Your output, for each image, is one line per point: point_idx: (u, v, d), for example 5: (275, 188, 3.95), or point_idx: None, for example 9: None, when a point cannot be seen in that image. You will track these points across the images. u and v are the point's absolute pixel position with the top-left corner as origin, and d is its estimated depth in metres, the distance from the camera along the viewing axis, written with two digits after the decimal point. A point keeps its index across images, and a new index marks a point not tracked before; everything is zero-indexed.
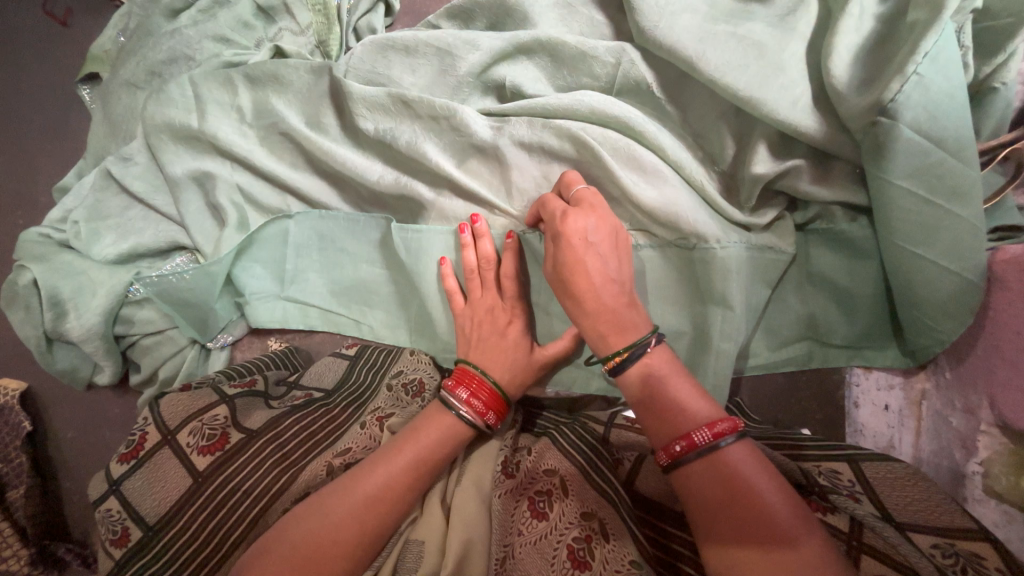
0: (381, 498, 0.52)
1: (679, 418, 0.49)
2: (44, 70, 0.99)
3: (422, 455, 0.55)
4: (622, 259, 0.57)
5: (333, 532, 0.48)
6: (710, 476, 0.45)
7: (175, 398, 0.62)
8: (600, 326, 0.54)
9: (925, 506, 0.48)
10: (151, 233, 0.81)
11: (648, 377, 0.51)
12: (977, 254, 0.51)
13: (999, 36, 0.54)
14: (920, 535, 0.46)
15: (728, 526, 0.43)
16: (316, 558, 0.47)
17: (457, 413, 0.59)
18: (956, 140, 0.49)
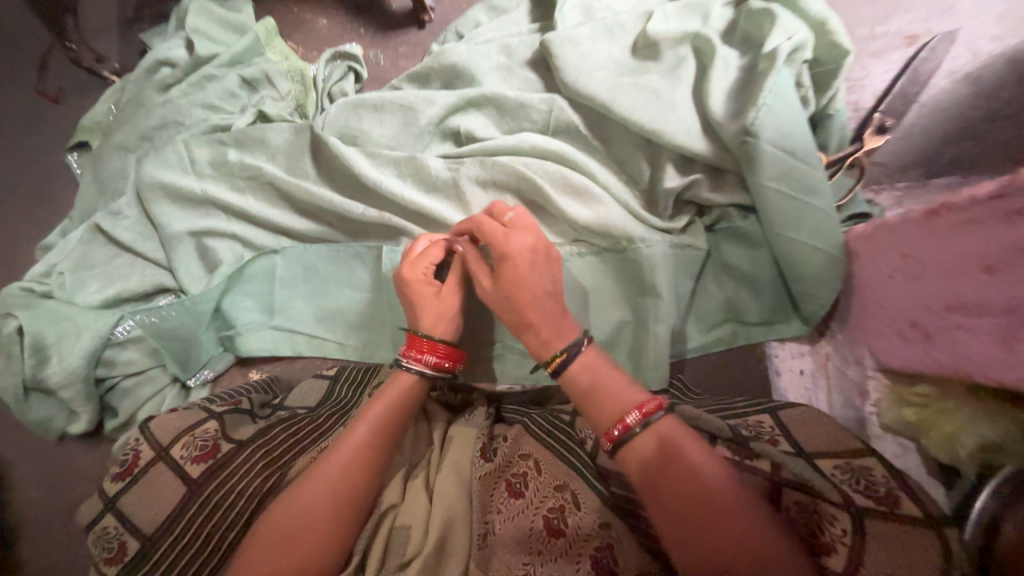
0: (344, 482, 0.58)
1: (613, 406, 0.58)
2: (34, 143, 1.07)
3: (377, 429, 0.62)
4: (554, 278, 0.67)
5: (309, 506, 0.55)
6: (648, 448, 0.54)
7: (163, 418, 0.65)
8: (540, 338, 0.63)
9: (828, 436, 0.59)
10: (137, 278, 0.87)
11: (585, 375, 0.60)
12: (834, 234, 0.65)
13: (828, 78, 0.74)
14: (825, 457, 0.58)
15: (667, 492, 0.51)
16: (297, 529, 0.54)
17: (415, 370, 0.67)
18: (804, 151, 0.66)
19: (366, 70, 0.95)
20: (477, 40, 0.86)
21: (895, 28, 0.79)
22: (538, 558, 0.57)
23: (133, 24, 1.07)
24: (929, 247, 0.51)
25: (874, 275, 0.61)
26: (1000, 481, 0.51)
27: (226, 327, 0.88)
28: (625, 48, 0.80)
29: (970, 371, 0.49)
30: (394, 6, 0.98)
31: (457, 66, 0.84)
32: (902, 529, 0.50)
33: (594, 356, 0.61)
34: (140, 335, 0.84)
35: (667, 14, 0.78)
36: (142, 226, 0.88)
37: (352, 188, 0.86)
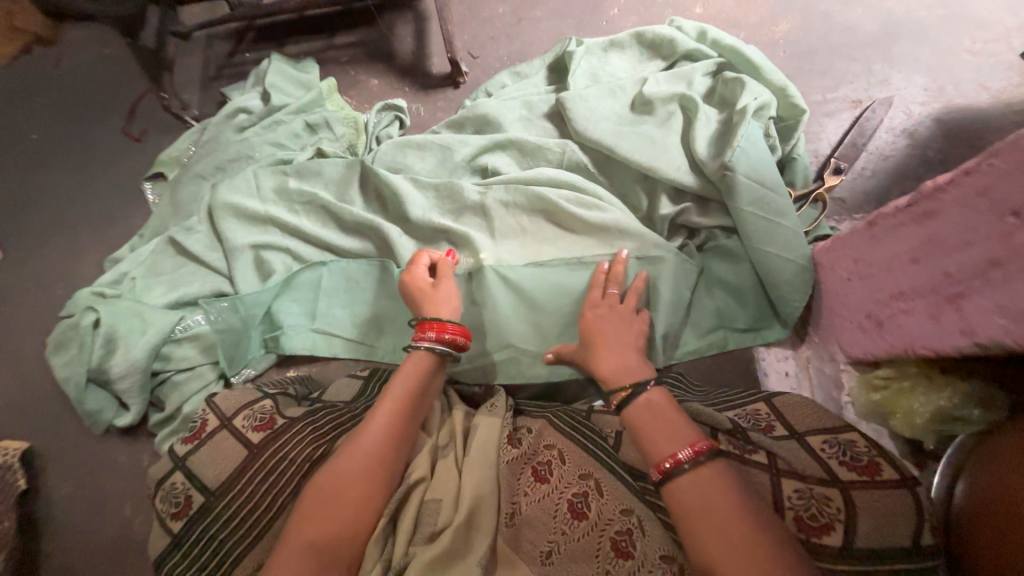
0: (377, 459, 0.65)
1: (670, 438, 0.58)
2: (118, 175, 1.26)
3: (404, 398, 0.71)
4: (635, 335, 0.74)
5: (357, 462, 0.64)
6: (695, 486, 0.55)
7: (228, 395, 0.78)
8: (610, 351, 0.71)
9: (817, 419, 0.66)
10: (199, 283, 0.99)
11: (647, 409, 0.62)
12: (802, 248, 0.79)
13: (789, 131, 0.92)
14: (814, 435, 0.64)
15: (709, 535, 0.52)
16: (349, 481, 0.62)
17: (428, 348, 0.76)
18: (772, 183, 0.81)
19: (409, 119, 1.14)
20: (505, 96, 1.05)
21: (843, 94, 0.98)
22: (563, 535, 0.65)
23: (213, 81, 1.28)
24: (870, 251, 0.64)
25: (835, 280, 0.73)
26: (956, 445, 0.60)
27: (272, 330, 0.97)
28: (625, 105, 0.98)
29: (915, 347, 0.59)
30: (434, 71, 1.19)
31: (487, 116, 1.02)
32: (886, 496, 0.56)
33: (661, 396, 0.63)
34: (198, 333, 0.95)
35: (658, 79, 0.98)
36: (209, 241, 1.02)
37: (394, 210, 1.00)
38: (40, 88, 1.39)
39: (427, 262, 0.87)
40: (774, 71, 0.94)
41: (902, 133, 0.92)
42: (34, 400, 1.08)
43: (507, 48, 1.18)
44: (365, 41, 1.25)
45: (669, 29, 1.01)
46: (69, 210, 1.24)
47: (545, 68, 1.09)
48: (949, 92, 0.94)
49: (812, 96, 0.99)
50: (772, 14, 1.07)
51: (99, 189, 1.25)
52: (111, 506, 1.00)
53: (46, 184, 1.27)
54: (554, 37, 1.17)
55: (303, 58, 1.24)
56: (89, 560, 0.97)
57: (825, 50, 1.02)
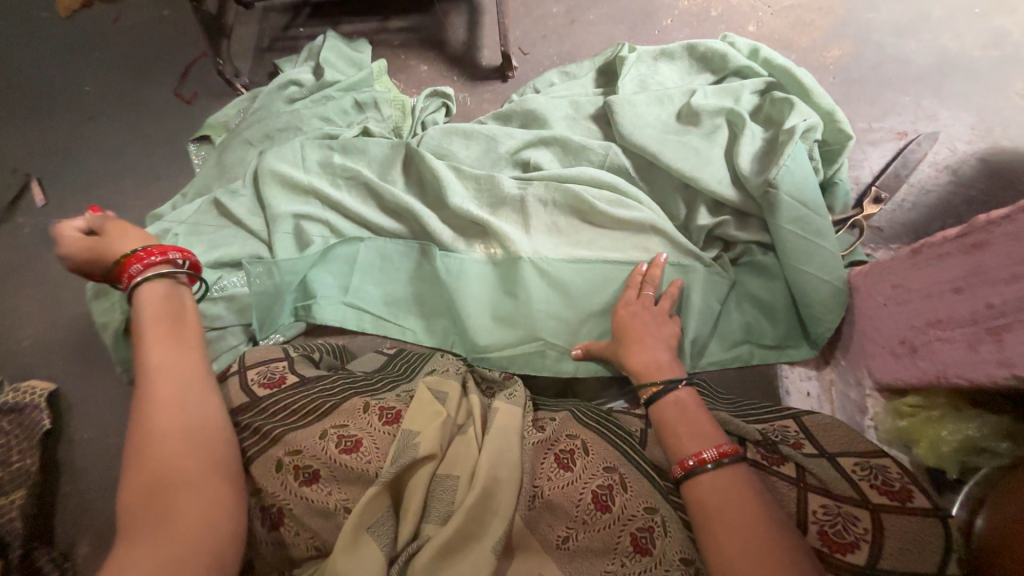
0: (167, 387, 0.63)
1: (697, 437, 0.61)
2: (166, 135, 1.29)
3: (154, 327, 0.69)
4: (666, 336, 0.77)
5: (147, 406, 0.62)
6: (713, 486, 0.57)
7: (253, 351, 0.85)
8: (641, 350, 0.74)
9: (846, 439, 0.66)
10: (238, 246, 1.01)
11: (674, 406, 0.66)
12: (839, 269, 0.80)
13: (834, 155, 0.93)
14: (846, 456, 0.64)
15: (730, 539, 0.53)
16: (149, 422, 0.60)
17: (145, 279, 0.75)
18: (814, 203, 0.83)
19: (455, 107, 1.16)
20: (556, 93, 1.07)
21: (889, 125, 0.99)
22: (582, 524, 0.67)
23: (267, 51, 1.31)
24: (910, 279, 0.66)
25: (872, 305, 0.74)
26: (979, 478, 0.61)
27: (306, 299, 1.00)
28: (671, 114, 0.99)
29: (947, 375, 0.62)
30: (484, 63, 1.21)
31: (534, 111, 1.04)
32: (917, 523, 0.57)
33: (686, 394, 0.67)
34: (233, 293, 0.97)
35: (706, 92, 0.99)
36: (251, 206, 1.04)
37: (433, 194, 1.02)
38: (97, 42, 1.42)
39: (76, 232, 0.82)
40: (824, 95, 0.95)
41: (945, 168, 0.93)
42: (69, 343, 1.11)
43: (558, 47, 1.19)
44: (419, 27, 1.27)
45: (722, 44, 1.03)
46: (115, 163, 1.27)
47: (594, 71, 1.10)
48: (996, 133, 0.94)
49: (858, 124, 1.00)
50: (825, 39, 1.08)
51: (146, 145, 1.28)
52: None
53: (96, 136, 1.30)
54: (605, 41, 1.18)
55: (356, 38, 1.26)
56: (109, 503, 0.99)
57: (876, 80, 1.03)
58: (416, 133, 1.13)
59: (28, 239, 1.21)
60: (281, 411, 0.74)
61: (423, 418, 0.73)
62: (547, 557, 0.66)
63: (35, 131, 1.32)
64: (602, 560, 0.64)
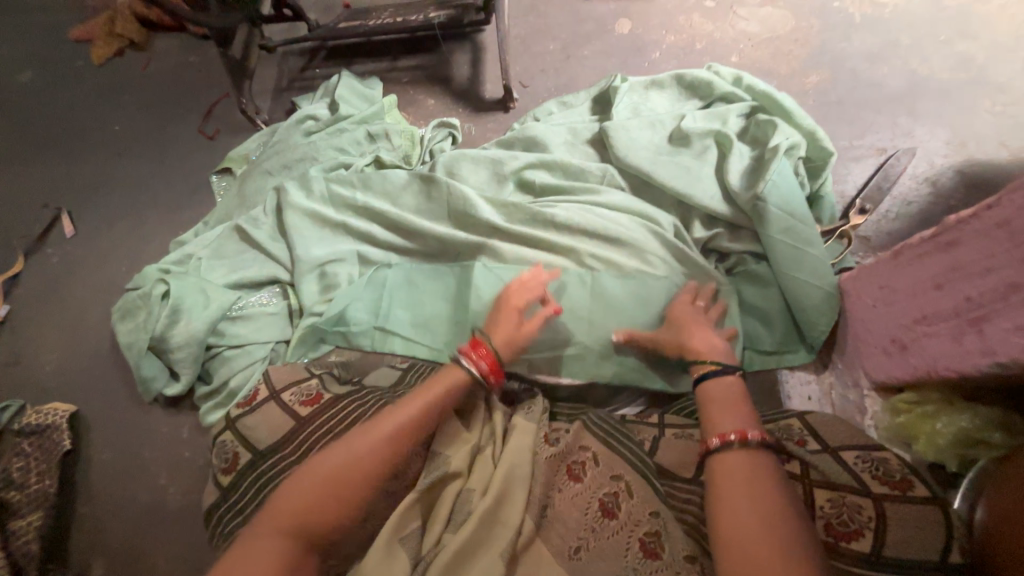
0: (365, 447, 0.68)
1: (739, 416, 0.65)
2: (189, 168, 1.37)
3: (431, 401, 0.75)
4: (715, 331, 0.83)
5: (354, 459, 0.67)
6: (739, 463, 0.60)
7: (281, 370, 0.88)
8: (696, 339, 0.80)
9: (850, 436, 0.69)
10: (258, 269, 1.07)
11: (725, 388, 0.70)
12: (828, 275, 0.84)
13: (819, 171, 0.99)
14: (847, 450, 0.67)
15: (739, 510, 0.55)
16: (348, 476, 0.66)
17: (465, 368, 0.79)
18: (801, 214, 0.88)
19: (461, 136, 1.24)
20: (556, 121, 1.15)
21: (868, 142, 1.06)
22: (592, 532, 0.68)
23: (285, 91, 1.41)
24: (894, 278, 0.70)
25: (861, 306, 0.77)
26: (978, 470, 0.64)
27: (340, 325, 1.03)
28: (664, 137, 1.06)
29: (938, 369, 0.65)
30: (487, 96, 1.30)
31: (535, 138, 1.11)
32: (918, 511, 0.59)
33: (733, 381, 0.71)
34: (251, 312, 1.03)
35: (695, 116, 1.06)
36: (272, 233, 1.10)
37: (456, 223, 1.06)
38: (128, 87, 1.53)
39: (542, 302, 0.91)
40: (805, 116, 1.02)
41: (925, 180, 0.99)
42: (91, 366, 1.15)
43: (556, 80, 1.29)
44: (426, 66, 1.37)
45: (707, 74, 1.11)
46: (141, 196, 1.35)
47: (590, 100, 1.18)
48: (970, 147, 1.00)
49: (840, 142, 1.07)
50: (803, 67, 1.16)
51: (170, 178, 1.36)
52: (142, 474, 1.04)
53: (123, 171, 1.39)
54: (599, 73, 1.27)
55: (368, 76, 1.36)
56: (123, 523, 1.01)
57: (853, 102, 1.10)
58: (425, 160, 1.21)
59: (56, 268, 1.27)
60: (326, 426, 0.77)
61: (453, 441, 0.79)
62: (559, 565, 0.66)
63: (66, 168, 1.41)
64: (615, 564, 0.65)
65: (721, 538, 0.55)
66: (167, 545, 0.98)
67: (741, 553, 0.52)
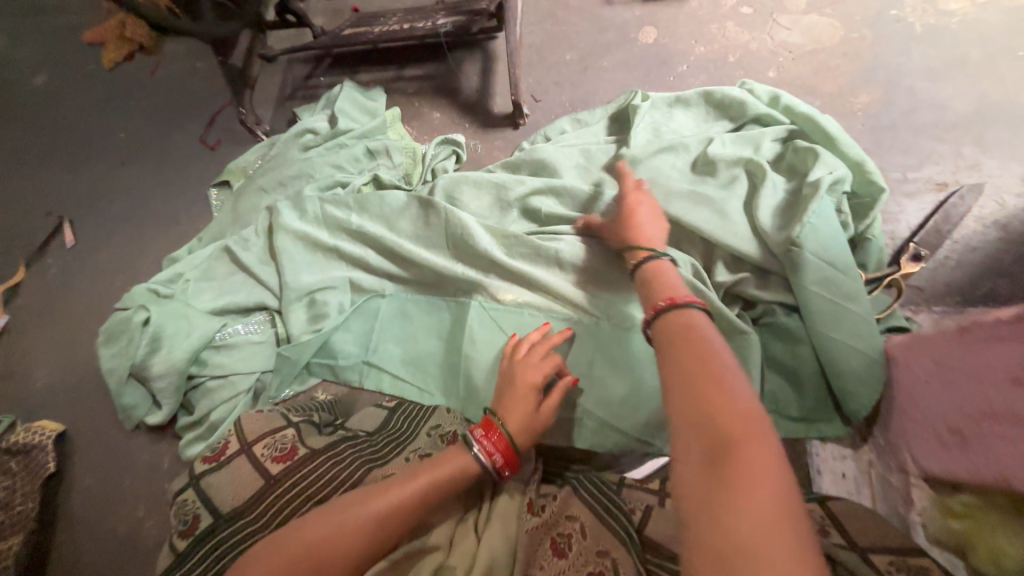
0: (353, 530, 0.61)
1: (665, 293, 0.65)
2: (189, 179, 1.34)
3: (433, 481, 0.67)
4: (654, 220, 0.82)
5: (337, 536, 0.60)
6: (671, 326, 0.59)
7: (251, 418, 0.83)
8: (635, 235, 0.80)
9: (879, 532, 0.59)
10: (245, 293, 1.02)
11: (655, 270, 0.71)
12: (873, 337, 0.72)
13: (866, 208, 0.86)
14: (879, 554, 0.57)
15: (688, 378, 0.51)
16: (325, 554, 0.59)
17: (473, 453, 0.70)
18: (843, 263, 0.76)
19: (466, 154, 1.16)
20: (568, 141, 1.05)
21: (926, 175, 0.92)
22: None
23: (288, 99, 1.35)
24: (956, 356, 0.60)
25: (915, 382, 0.67)
26: None
27: (326, 358, 0.97)
28: (686, 163, 0.95)
29: (1000, 472, 0.52)
30: (496, 110, 1.22)
31: (543, 160, 1.02)
32: None
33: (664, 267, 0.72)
34: (236, 342, 0.97)
35: (724, 140, 0.94)
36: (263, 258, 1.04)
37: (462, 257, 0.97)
38: (136, 92, 1.51)
39: (557, 361, 0.80)
40: (852, 144, 0.89)
41: (994, 224, 0.84)
42: (80, 384, 1.13)
43: (571, 94, 1.19)
44: (433, 75, 1.29)
45: (740, 92, 0.99)
46: (140, 207, 1.32)
47: (606, 118, 1.08)
48: None
49: (891, 174, 0.93)
50: (851, 85, 1.03)
51: (169, 189, 1.33)
52: (123, 504, 1.01)
53: (125, 180, 1.36)
54: (619, 88, 1.16)
55: (372, 86, 1.29)
56: (99, 555, 0.97)
57: (909, 127, 0.96)
58: (425, 179, 1.13)
59: (54, 280, 1.25)
60: (296, 488, 0.73)
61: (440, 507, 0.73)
62: None
63: (71, 175, 1.39)
64: None
65: (678, 432, 0.48)
66: None
67: (703, 429, 0.46)
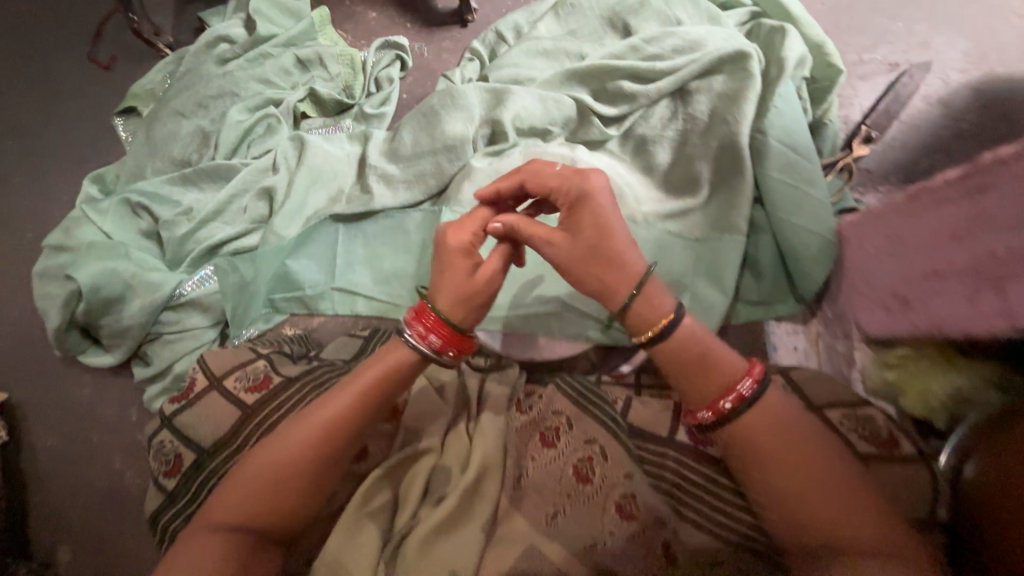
0: (295, 447, 0.58)
1: (584, 269, 0.59)
2: (86, 106, 1.14)
3: (369, 385, 0.62)
4: (620, 235, 0.59)
5: (284, 455, 0.58)
6: (690, 353, 0.58)
7: (217, 355, 0.79)
8: (603, 278, 0.58)
9: (834, 391, 0.65)
10: (182, 229, 0.91)
11: (615, 266, 0.58)
12: (828, 220, 0.76)
13: (823, 92, 0.86)
14: (834, 410, 0.63)
15: (766, 470, 0.54)
16: (279, 471, 0.57)
17: (410, 344, 0.63)
18: (804, 148, 0.78)
19: (412, 60, 1.05)
20: (529, 41, 0.96)
21: (880, 55, 0.92)
22: (568, 499, 0.64)
23: (190, 3, 1.15)
24: (904, 227, 0.63)
25: (864, 255, 0.71)
26: (967, 427, 0.60)
27: (291, 291, 0.92)
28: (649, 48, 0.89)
29: (946, 329, 0.59)
30: (439, 6, 1.09)
31: (503, 62, 0.95)
32: (903, 471, 0.58)
33: (596, 195, 0.59)
34: (195, 298, 0.89)
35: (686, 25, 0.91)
36: (211, 207, 0.91)
37: (435, 187, 0.92)
38: None
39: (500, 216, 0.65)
40: (813, 25, 0.88)
41: (937, 101, 0.87)
42: (14, 349, 1.02)
43: None
44: None
45: None
46: (32, 145, 1.12)
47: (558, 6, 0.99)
48: (990, 59, 0.89)
49: (848, 56, 0.93)
50: None
51: (63, 120, 1.13)
52: (97, 458, 0.97)
53: (2, 112, 1.14)
54: None
55: None
56: (79, 512, 0.94)
57: (865, 6, 0.96)
58: (369, 91, 1.02)
59: None
60: (271, 416, 0.71)
61: (428, 415, 0.73)
62: (536, 532, 0.62)
63: None
64: (591, 529, 0.62)
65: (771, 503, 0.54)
66: (132, 530, 0.93)
67: (793, 507, 0.52)
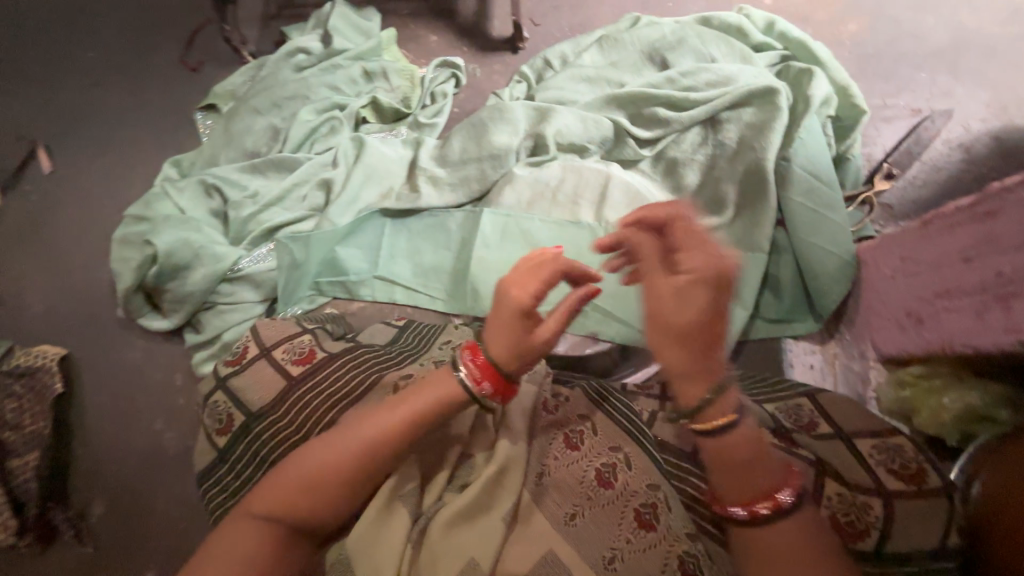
0: (339, 456, 0.59)
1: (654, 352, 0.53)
2: (172, 101, 1.28)
3: (417, 408, 0.60)
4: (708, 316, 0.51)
5: (329, 461, 0.58)
6: (740, 452, 0.50)
7: (267, 326, 0.84)
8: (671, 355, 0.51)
9: (860, 420, 0.65)
10: (246, 211, 1.00)
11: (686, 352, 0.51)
12: (847, 244, 0.81)
13: (847, 130, 0.92)
14: (861, 438, 0.63)
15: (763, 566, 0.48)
16: (321, 475, 0.58)
17: (459, 375, 0.62)
18: (827, 177, 0.84)
19: (465, 78, 1.15)
20: (575, 67, 1.05)
21: (903, 102, 0.99)
22: (587, 501, 0.63)
23: (274, 19, 1.30)
24: (916, 248, 0.69)
25: (877, 278, 0.77)
26: (979, 444, 0.64)
27: (337, 276, 1.00)
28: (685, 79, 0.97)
29: (954, 345, 0.66)
30: (494, 34, 1.21)
31: (549, 84, 1.05)
32: (927, 503, 0.57)
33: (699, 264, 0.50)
34: (251, 273, 0.97)
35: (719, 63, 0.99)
36: (275, 194, 1.01)
37: (478, 191, 1.00)
38: (104, 9, 1.41)
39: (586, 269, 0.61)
40: (839, 69, 0.95)
41: (958, 146, 0.92)
42: (79, 310, 1.12)
43: (569, 19, 1.19)
44: None
45: (737, 18, 1.02)
46: (122, 132, 1.26)
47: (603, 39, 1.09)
48: (1011, 111, 0.94)
49: (873, 100, 0.99)
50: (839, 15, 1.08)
51: (150, 112, 1.27)
52: (140, 418, 1.04)
53: (100, 101, 1.29)
54: (617, 14, 1.18)
55: (365, 6, 1.25)
56: (117, 467, 1.00)
57: (891, 55, 1.03)
58: (424, 103, 1.13)
59: (35, 205, 1.20)
60: (314, 390, 0.76)
61: None
62: (555, 532, 0.60)
63: (37, 96, 1.31)
64: (610, 536, 0.60)
65: None
66: (165, 488, 0.98)
67: None
